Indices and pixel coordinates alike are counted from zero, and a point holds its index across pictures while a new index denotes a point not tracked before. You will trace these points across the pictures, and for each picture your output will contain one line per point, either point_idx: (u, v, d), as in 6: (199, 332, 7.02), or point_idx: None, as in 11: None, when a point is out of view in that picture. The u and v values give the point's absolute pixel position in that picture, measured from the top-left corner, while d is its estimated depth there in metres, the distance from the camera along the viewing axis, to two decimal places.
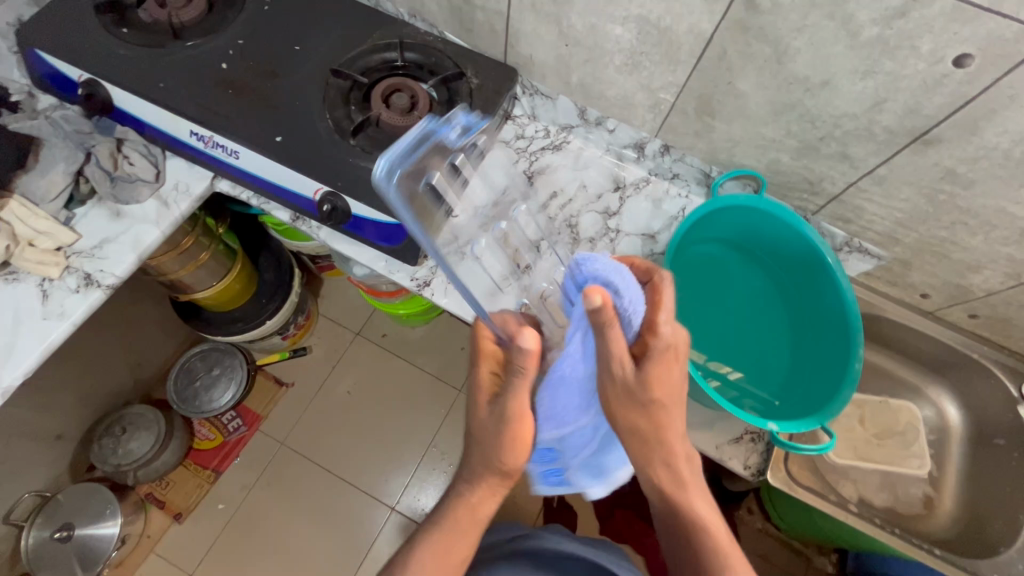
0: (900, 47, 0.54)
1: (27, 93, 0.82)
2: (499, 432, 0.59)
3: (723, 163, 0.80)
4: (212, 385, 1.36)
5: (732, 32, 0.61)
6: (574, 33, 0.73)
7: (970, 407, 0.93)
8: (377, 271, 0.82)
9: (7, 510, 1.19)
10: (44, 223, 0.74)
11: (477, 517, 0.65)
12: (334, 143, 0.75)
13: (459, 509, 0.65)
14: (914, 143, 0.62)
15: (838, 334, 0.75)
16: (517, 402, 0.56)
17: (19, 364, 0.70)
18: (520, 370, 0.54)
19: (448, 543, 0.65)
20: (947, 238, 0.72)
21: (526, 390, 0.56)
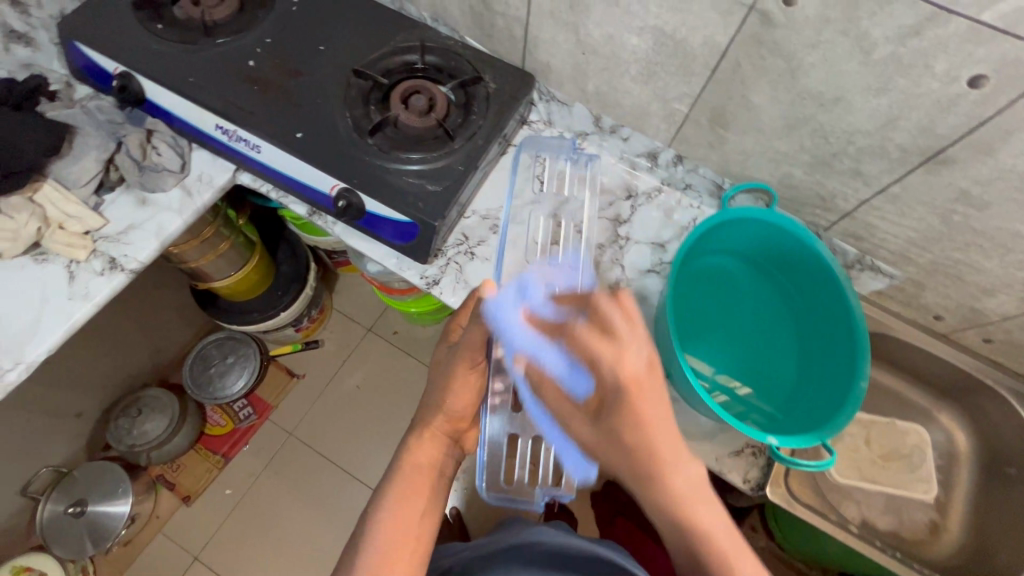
0: (914, 65, 0.54)
1: (65, 83, 0.86)
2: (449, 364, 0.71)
3: (736, 175, 0.80)
4: (225, 372, 1.39)
5: (747, 46, 0.62)
6: (591, 41, 0.74)
7: (982, 434, 0.91)
8: (389, 268, 0.83)
9: (26, 483, 1.24)
10: (74, 208, 0.78)
11: (426, 470, 0.66)
12: (352, 142, 0.77)
13: (408, 468, 0.65)
14: (928, 162, 0.62)
15: (846, 352, 0.74)
16: (471, 333, 0.68)
17: (45, 341, 0.73)
18: (488, 323, 0.66)
19: (409, 501, 0.62)
20: (961, 259, 0.71)
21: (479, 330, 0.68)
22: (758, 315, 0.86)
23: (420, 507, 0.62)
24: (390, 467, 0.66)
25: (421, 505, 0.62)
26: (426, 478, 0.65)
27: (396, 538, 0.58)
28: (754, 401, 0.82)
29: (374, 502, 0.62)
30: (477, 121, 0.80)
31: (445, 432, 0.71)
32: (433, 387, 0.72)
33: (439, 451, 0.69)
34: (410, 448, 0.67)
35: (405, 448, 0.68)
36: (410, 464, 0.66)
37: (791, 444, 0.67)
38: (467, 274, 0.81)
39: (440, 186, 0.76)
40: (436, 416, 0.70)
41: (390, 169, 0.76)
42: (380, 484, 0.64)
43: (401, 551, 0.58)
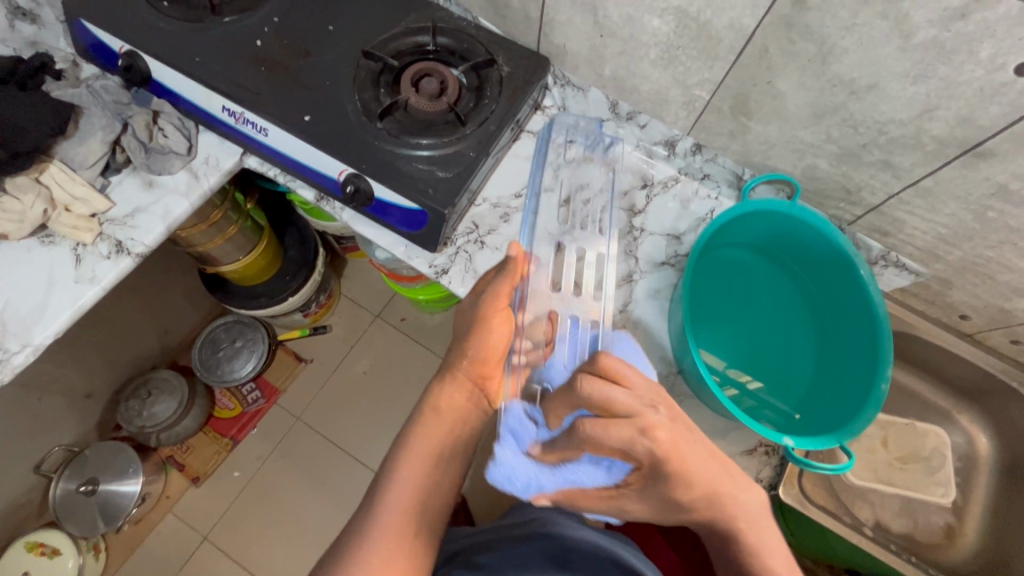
0: (957, 51, 0.51)
1: (71, 61, 0.85)
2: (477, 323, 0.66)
3: (757, 165, 0.77)
4: (234, 356, 1.40)
5: (775, 29, 0.59)
6: (610, 23, 0.71)
7: (1002, 438, 0.88)
8: (397, 256, 0.82)
9: (38, 462, 1.26)
10: (80, 189, 0.76)
11: (452, 415, 0.66)
12: (362, 126, 0.75)
13: (433, 403, 0.67)
14: (965, 156, 0.58)
15: (866, 350, 0.72)
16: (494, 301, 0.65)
17: (52, 325, 0.73)
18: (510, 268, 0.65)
19: (433, 440, 0.64)
20: (993, 258, 0.67)
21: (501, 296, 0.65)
22: (772, 308, 0.84)
23: (443, 447, 0.65)
24: (418, 404, 0.68)
25: (444, 447, 0.64)
26: (450, 417, 0.66)
27: (416, 483, 0.61)
28: (768, 396, 0.80)
29: (398, 444, 0.64)
30: (489, 106, 0.77)
31: (473, 379, 0.68)
32: (460, 329, 0.68)
33: (466, 398, 0.68)
34: (436, 390, 0.67)
35: (431, 387, 0.68)
36: (440, 407, 0.66)
37: (806, 446, 0.65)
38: (476, 263, 0.79)
39: (450, 173, 0.74)
40: (461, 361, 0.67)
41: (399, 155, 0.74)
42: (407, 422, 0.66)
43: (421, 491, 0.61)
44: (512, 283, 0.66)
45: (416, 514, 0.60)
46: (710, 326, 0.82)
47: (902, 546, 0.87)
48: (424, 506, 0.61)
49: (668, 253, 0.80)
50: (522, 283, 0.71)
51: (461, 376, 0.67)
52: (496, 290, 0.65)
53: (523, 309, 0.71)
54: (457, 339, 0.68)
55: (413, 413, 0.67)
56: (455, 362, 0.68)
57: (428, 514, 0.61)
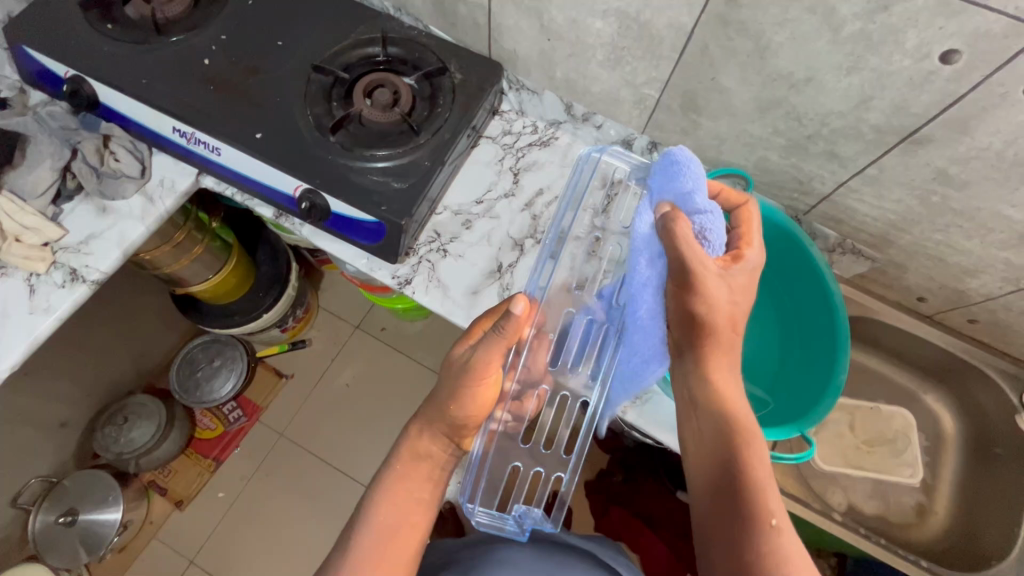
0: (884, 42, 0.52)
1: (18, 89, 0.84)
2: (465, 381, 0.61)
3: (711, 160, 0.78)
4: (212, 375, 1.38)
5: (712, 26, 0.59)
6: (555, 27, 0.71)
7: (968, 416, 0.90)
8: (360, 269, 0.81)
9: (15, 494, 1.23)
10: (31, 219, 0.75)
11: (432, 463, 0.65)
12: (314, 140, 0.75)
13: (406, 453, 0.65)
14: (903, 143, 0.60)
15: (826, 339, 0.73)
16: (487, 354, 0.59)
17: (6, 359, 0.71)
18: (502, 328, 0.58)
19: (410, 488, 0.63)
20: (942, 241, 0.69)
21: (496, 348, 0.59)
22: None
23: (420, 497, 0.63)
24: (397, 446, 0.66)
25: (420, 495, 0.63)
26: (429, 470, 0.65)
27: (391, 537, 0.60)
28: (743, 385, 0.81)
29: (375, 488, 0.64)
30: (443, 114, 0.77)
31: (452, 434, 0.66)
32: (444, 384, 0.63)
33: (444, 448, 0.66)
34: (411, 437, 0.66)
35: (407, 434, 0.66)
36: (417, 454, 0.65)
37: (769, 436, 0.66)
38: (439, 273, 0.79)
39: (405, 183, 0.73)
40: (439, 415, 0.64)
41: (354, 167, 0.74)
42: (383, 465, 0.65)
43: (396, 540, 0.60)
44: (506, 342, 0.59)
45: (390, 565, 0.59)
46: None
47: (875, 527, 0.89)
48: (402, 555, 0.60)
49: None
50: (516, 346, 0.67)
51: (440, 431, 0.65)
52: (489, 347, 0.59)
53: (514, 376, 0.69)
54: (441, 397, 0.64)
55: (389, 457, 0.66)
56: (433, 415, 0.65)
57: (405, 564, 0.60)
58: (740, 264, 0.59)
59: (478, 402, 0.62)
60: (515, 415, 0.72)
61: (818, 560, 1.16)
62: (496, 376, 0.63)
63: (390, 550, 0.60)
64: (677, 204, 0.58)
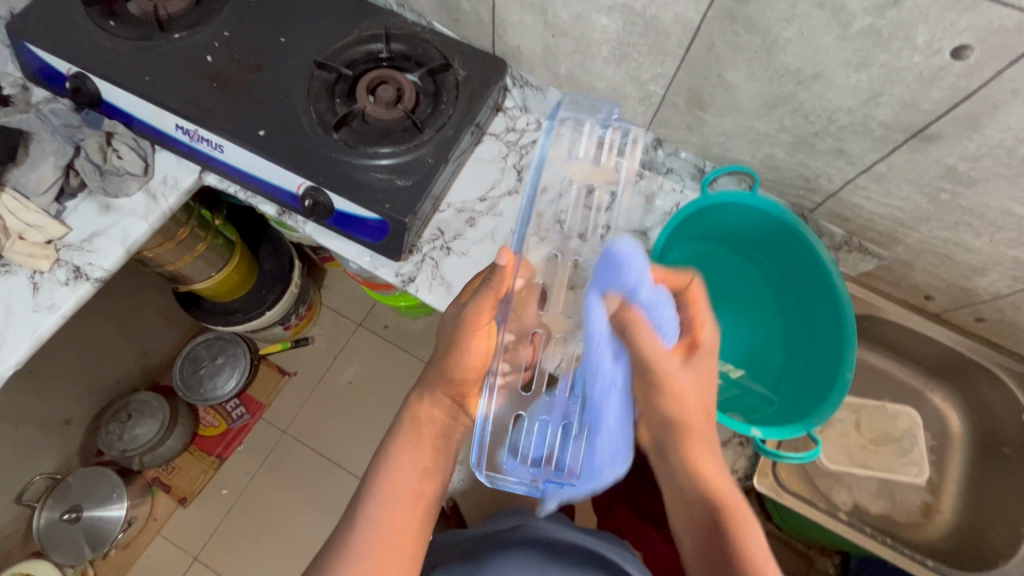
0: (894, 38, 0.51)
1: (20, 86, 0.83)
2: (459, 336, 0.66)
3: (717, 157, 0.77)
4: (216, 373, 1.38)
5: (719, 22, 0.59)
6: (560, 23, 0.70)
7: (974, 414, 0.90)
8: (363, 267, 0.81)
9: (21, 490, 1.24)
10: (34, 217, 0.75)
11: (433, 430, 0.68)
12: (317, 138, 0.74)
13: (408, 420, 0.68)
14: (912, 140, 0.59)
15: (831, 338, 0.72)
16: (477, 310, 0.64)
17: (11, 355, 0.71)
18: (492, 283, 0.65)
19: (414, 456, 0.65)
20: (950, 238, 0.68)
21: (486, 303, 0.65)
22: (743, 297, 0.84)
23: (424, 466, 0.65)
24: (399, 418, 0.69)
25: (424, 464, 0.65)
26: (433, 436, 0.68)
27: (398, 503, 0.62)
28: (748, 384, 0.80)
29: (379, 460, 0.65)
30: (447, 111, 0.77)
31: (454, 396, 0.69)
32: (439, 346, 0.68)
33: (447, 413, 0.69)
34: (414, 406, 0.68)
35: (409, 403, 0.69)
36: (418, 421, 0.68)
37: (774, 436, 0.66)
38: (443, 270, 0.79)
39: (409, 181, 0.73)
40: (440, 379, 0.68)
41: (358, 165, 0.74)
42: (387, 438, 0.68)
43: (404, 507, 0.62)
44: (494, 297, 0.66)
45: (398, 530, 0.61)
46: None
47: (880, 527, 0.89)
48: (410, 521, 0.62)
49: None
50: (506, 300, 0.67)
51: (442, 393, 0.68)
52: (479, 303, 0.65)
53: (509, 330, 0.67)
54: (439, 357, 0.68)
55: (394, 427, 0.69)
56: (435, 379, 0.68)
57: (414, 530, 0.62)
58: (698, 351, 0.61)
59: (473, 356, 0.66)
60: (516, 365, 0.69)
61: (822, 559, 1.15)
62: (490, 328, 0.67)
63: (398, 515, 0.61)
64: (627, 299, 0.59)
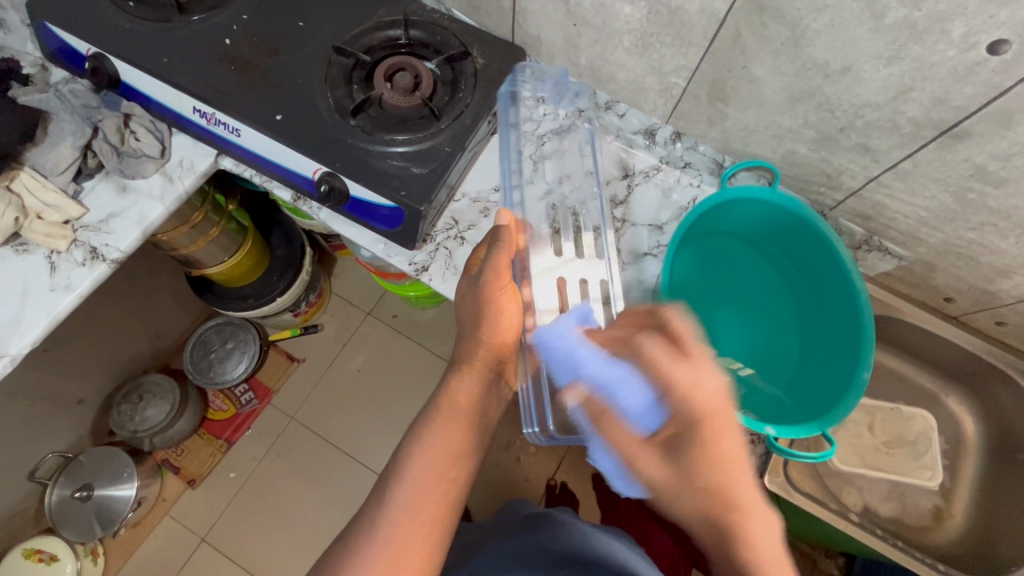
0: (928, 31, 0.50)
1: (40, 66, 0.83)
2: (484, 299, 0.65)
3: (737, 152, 0.76)
4: (226, 357, 1.39)
5: (747, 12, 0.57)
6: (582, 12, 0.69)
7: (990, 419, 0.88)
8: (377, 255, 0.81)
9: (33, 468, 1.26)
10: (52, 197, 0.76)
11: (470, 407, 0.65)
12: (334, 123, 0.74)
13: (442, 399, 0.65)
14: (942, 137, 0.58)
15: (849, 339, 0.71)
16: (496, 265, 0.65)
17: (29, 333, 0.72)
18: (503, 240, 0.66)
19: (445, 439, 0.62)
20: (975, 240, 0.67)
21: (504, 257, 0.65)
22: (758, 294, 0.83)
23: (458, 445, 0.63)
24: (435, 395, 0.67)
25: (456, 444, 0.63)
26: (464, 412, 0.65)
27: (427, 484, 0.60)
28: (760, 382, 0.80)
29: (410, 439, 0.64)
30: (464, 99, 0.76)
31: (494, 365, 0.68)
32: (466, 314, 0.68)
33: (486, 385, 0.67)
34: (452, 381, 0.66)
35: (446, 380, 0.67)
36: (455, 397, 0.65)
37: (788, 435, 0.65)
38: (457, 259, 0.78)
39: (425, 169, 0.73)
40: (475, 349, 0.67)
41: (374, 151, 0.73)
42: (421, 415, 0.65)
43: (436, 489, 0.60)
44: (510, 252, 0.66)
45: (428, 512, 0.59)
46: (699, 317, 0.81)
47: (889, 529, 0.88)
48: (441, 501, 0.60)
49: (650, 243, 0.78)
50: (519, 256, 0.71)
51: (478, 363, 0.67)
52: (496, 265, 0.65)
53: (529, 283, 0.70)
54: (468, 324, 0.68)
55: (427, 406, 0.66)
56: (473, 350, 0.67)
57: (444, 513, 0.60)
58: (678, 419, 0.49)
59: (506, 320, 0.66)
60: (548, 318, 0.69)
61: (827, 560, 1.15)
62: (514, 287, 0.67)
63: (430, 496, 0.59)
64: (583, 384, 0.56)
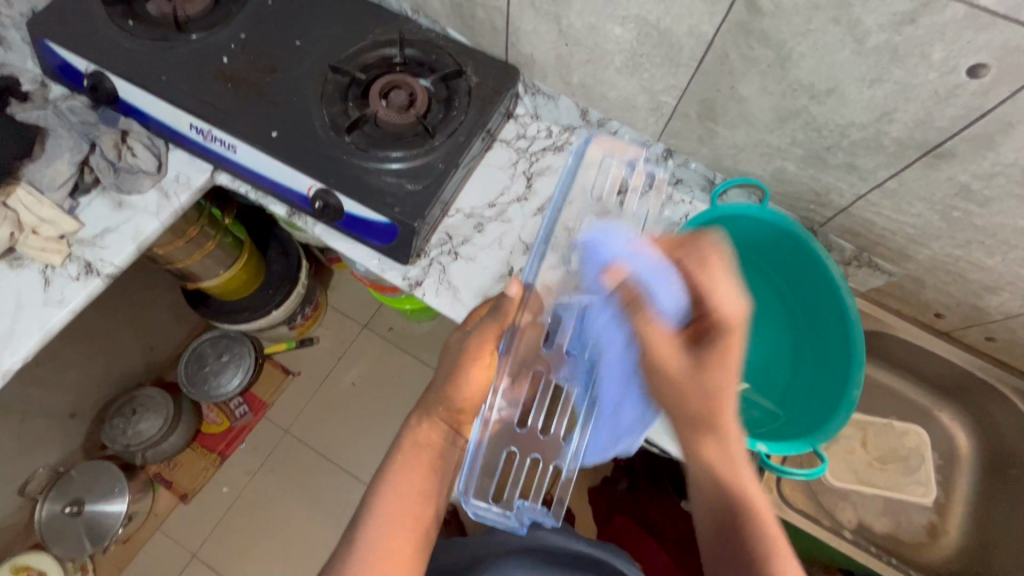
0: (909, 54, 0.51)
1: (39, 83, 0.84)
2: (463, 371, 0.67)
3: (727, 169, 0.77)
4: (220, 371, 1.39)
5: (734, 35, 0.59)
6: (574, 32, 0.71)
7: (982, 434, 0.89)
8: (371, 270, 0.81)
9: (23, 483, 1.25)
10: (48, 212, 0.76)
11: (424, 456, 0.66)
12: (330, 140, 0.75)
13: (404, 443, 0.67)
14: (926, 157, 0.59)
15: (839, 352, 0.72)
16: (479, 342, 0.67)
17: (20, 348, 0.72)
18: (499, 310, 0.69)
19: (407, 476, 0.64)
20: (962, 257, 0.68)
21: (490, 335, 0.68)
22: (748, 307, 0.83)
23: (418, 488, 0.64)
24: (395, 442, 0.67)
25: (421, 486, 0.64)
26: (429, 459, 0.66)
27: (391, 522, 0.61)
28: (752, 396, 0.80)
29: (375, 486, 0.64)
30: (458, 117, 0.77)
31: (448, 420, 0.69)
32: (440, 372, 0.69)
33: (443, 436, 0.68)
34: (407, 430, 0.68)
35: (407, 427, 0.68)
36: (407, 442, 0.67)
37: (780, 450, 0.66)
38: (450, 275, 0.78)
39: (419, 185, 0.73)
40: (437, 404, 0.68)
41: (368, 168, 0.74)
42: (383, 461, 0.66)
43: (399, 530, 0.60)
44: (494, 328, 0.68)
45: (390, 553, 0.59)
46: None
47: (884, 546, 0.88)
48: (405, 541, 0.60)
49: None
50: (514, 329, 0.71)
51: (438, 418, 0.68)
52: (483, 333, 0.68)
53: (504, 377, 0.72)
54: (438, 384, 0.68)
55: (388, 452, 0.67)
56: (431, 404, 0.68)
57: (408, 553, 0.60)
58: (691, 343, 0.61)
59: (473, 390, 0.68)
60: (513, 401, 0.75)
61: None
62: (491, 359, 0.69)
63: (389, 538, 0.60)
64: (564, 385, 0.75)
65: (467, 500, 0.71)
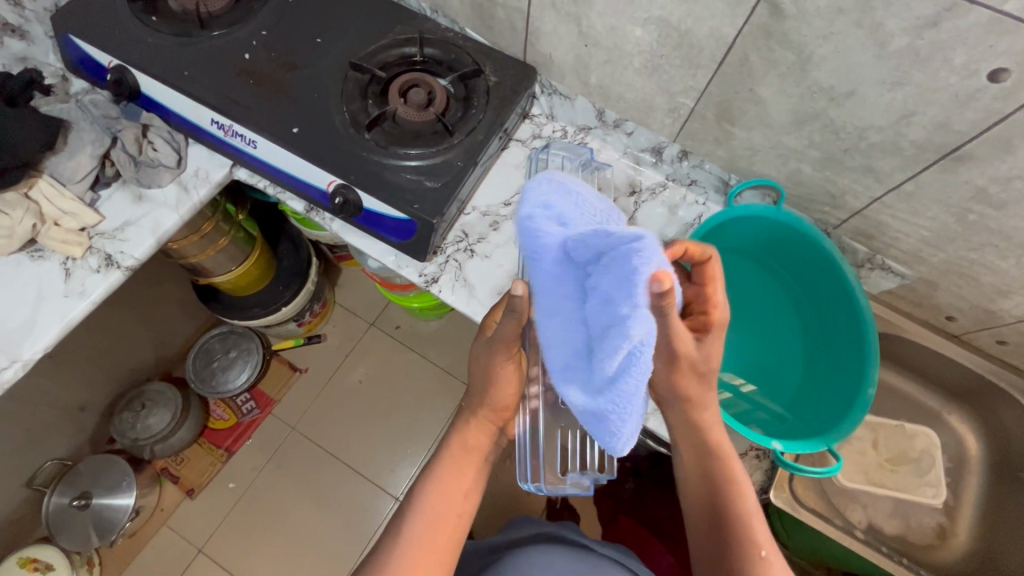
0: (931, 58, 0.52)
1: (61, 76, 0.86)
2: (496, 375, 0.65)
3: (742, 171, 0.78)
4: (228, 366, 1.39)
5: (755, 37, 0.59)
6: (594, 33, 0.71)
7: (991, 437, 0.90)
8: (387, 266, 0.82)
9: (31, 475, 1.25)
10: (70, 204, 0.77)
11: (470, 455, 0.67)
12: (350, 137, 0.76)
13: (453, 447, 0.67)
14: (943, 160, 0.59)
15: (851, 356, 0.73)
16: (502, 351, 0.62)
17: (42, 339, 0.72)
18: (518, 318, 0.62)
19: (454, 477, 0.65)
20: (976, 260, 0.69)
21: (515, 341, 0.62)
22: (759, 310, 0.85)
23: (466, 486, 0.65)
24: (441, 443, 0.68)
25: (467, 485, 0.65)
26: (476, 457, 0.67)
27: (434, 521, 0.62)
28: (761, 399, 0.81)
29: (419, 485, 0.65)
30: (476, 115, 0.78)
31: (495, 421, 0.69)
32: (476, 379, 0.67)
33: (489, 435, 0.69)
34: (456, 431, 0.68)
35: (454, 428, 0.69)
36: (454, 444, 0.67)
37: (795, 449, 0.66)
38: (466, 272, 0.79)
39: (438, 182, 0.74)
40: (479, 406, 0.68)
41: (388, 165, 0.75)
42: (428, 462, 0.67)
43: (440, 528, 0.61)
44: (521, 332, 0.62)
45: (434, 550, 0.60)
46: None
47: (893, 548, 0.88)
48: (445, 538, 0.61)
49: None
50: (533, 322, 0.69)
51: (483, 418, 0.68)
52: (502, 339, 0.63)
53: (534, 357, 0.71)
54: (478, 389, 0.67)
55: (433, 453, 0.68)
56: (474, 405, 0.68)
57: (447, 552, 0.61)
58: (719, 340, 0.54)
59: (511, 388, 0.66)
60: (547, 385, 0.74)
61: None
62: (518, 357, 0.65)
63: (435, 534, 0.61)
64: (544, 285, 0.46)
65: (535, 485, 0.77)
